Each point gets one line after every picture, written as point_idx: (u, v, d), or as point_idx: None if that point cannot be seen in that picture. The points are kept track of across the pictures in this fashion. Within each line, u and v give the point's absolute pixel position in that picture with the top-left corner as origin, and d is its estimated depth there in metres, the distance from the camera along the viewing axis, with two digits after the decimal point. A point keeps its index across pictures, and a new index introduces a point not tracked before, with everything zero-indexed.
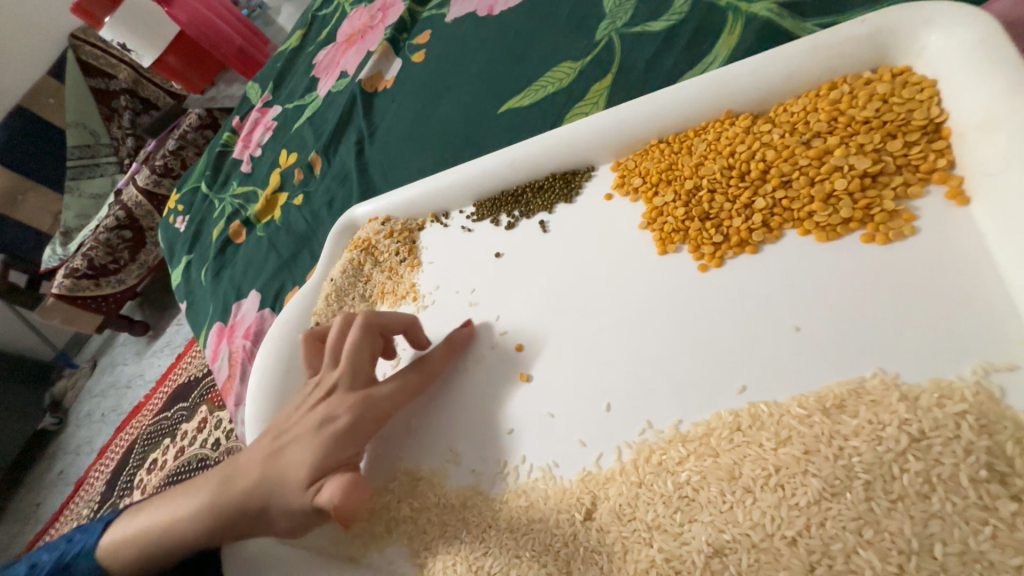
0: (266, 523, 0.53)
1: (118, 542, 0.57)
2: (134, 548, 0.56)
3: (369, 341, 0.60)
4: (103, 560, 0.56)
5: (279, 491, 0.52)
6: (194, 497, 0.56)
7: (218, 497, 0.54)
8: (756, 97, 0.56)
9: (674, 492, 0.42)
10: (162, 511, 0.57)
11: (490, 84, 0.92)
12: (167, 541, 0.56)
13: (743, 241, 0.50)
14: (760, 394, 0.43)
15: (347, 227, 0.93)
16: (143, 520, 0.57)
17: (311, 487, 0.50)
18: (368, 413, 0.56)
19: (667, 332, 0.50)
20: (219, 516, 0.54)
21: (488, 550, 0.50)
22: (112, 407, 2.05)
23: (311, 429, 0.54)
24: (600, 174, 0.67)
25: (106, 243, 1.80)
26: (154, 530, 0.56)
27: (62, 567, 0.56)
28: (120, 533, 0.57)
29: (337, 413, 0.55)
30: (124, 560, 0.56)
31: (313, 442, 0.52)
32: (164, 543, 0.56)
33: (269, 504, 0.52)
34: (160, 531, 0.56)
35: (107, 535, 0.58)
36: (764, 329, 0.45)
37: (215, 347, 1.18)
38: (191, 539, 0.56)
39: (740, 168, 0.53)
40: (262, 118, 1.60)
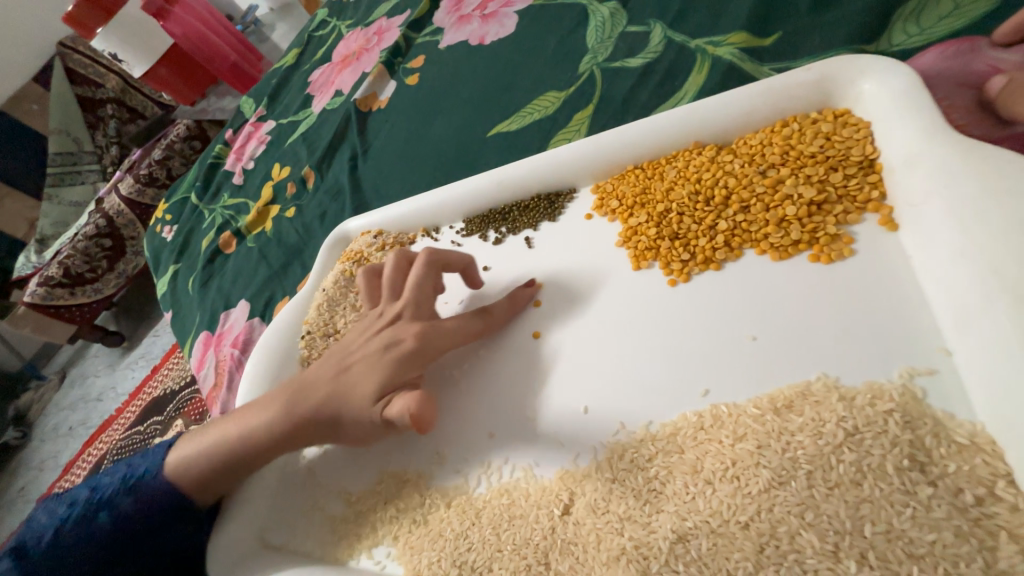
0: (335, 433, 0.60)
1: (189, 458, 0.65)
2: (205, 460, 0.64)
3: (432, 276, 0.64)
4: (176, 472, 0.65)
5: (341, 410, 0.58)
6: (260, 417, 0.62)
7: (298, 412, 0.60)
8: (721, 129, 0.62)
9: (643, 486, 0.46)
10: (232, 426, 0.64)
11: (480, 108, 0.98)
12: (236, 453, 0.63)
13: (707, 259, 0.56)
14: (721, 397, 0.48)
15: (340, 239, 0.96)
16: (210, 438, 0.65)
17: (381, 400, 0.56)
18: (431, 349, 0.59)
19: (641, 340, 0.55)
20: (298, 425, 0.60)
21: (471, 545, 0.52)
22: (80, 420, 1.99)
23: (379, 349, 0.58)
24: (581, 196, 0.73)
25: (84, 251, 1.79)
26: (223, 447, 0.63)
27: (131, 485, 0.65)
28: (189, 449, 0.65)
29: (403, 337, 0.58)
30: (199, 472, 0.64)
31: None
32: (238, 453, 0.63)
33: (333, 418, 0.59)
34: (227, 444, 0.63)
35: (175, 454, 0.66)
36: (724, 338, 0.50)
37: (201, 356, 1.19)
38: (266, 450, 0.62)
39: (705, 194, 0.59)
40: (256, 131, 1.63)
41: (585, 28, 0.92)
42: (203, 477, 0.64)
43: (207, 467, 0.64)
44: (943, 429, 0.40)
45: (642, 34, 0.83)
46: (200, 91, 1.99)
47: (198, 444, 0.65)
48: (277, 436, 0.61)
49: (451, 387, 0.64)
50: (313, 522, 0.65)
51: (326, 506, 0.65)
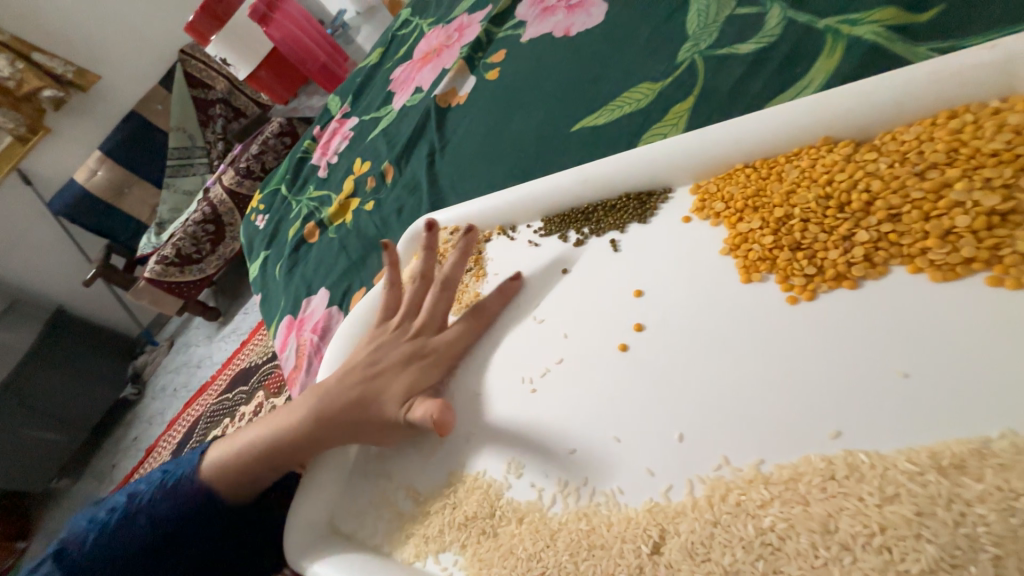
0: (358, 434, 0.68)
1: (228, 460, 0.72)
2: (239, 460, 0.72)
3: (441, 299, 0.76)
4: (214, 476, 0.72)
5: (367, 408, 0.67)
6: (280, 422, 0.71)
7: (319, 422, 0.68)
8: (862, 122, 0.53)
9: (756, 537, 0.40)
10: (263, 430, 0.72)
11: (563, 103, 0.93)
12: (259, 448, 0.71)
13: (840, 275, 0.47)
14: (859, 443, 0.40)
15: (416, 233, 0.97)
16: (241, 442, 0.73)
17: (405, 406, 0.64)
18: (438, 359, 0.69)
19: (751, 363, 0.47)
20: (320, 431, 0.68)
21: (545, 569, 0.49)
22: (182, 384, 2.24)
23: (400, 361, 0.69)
24: (677, 196, 0.66)
25: (193, 235, 2.00)
26: (252, 449, 0.72)
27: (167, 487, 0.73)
28: (223, 453, 0.74)
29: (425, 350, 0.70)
30: (232, 471, 0.72)
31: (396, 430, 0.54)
32: (266, 452, 0.70)
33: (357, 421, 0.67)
34: (266, 443, 0.71)
35: (214, 455, 0.74)
36: (865, 372, 0.42)
37: (284, 338, 1.27)
38: (289, 452, 0.70)
39: (839, 198, 0.50)
40: (341, 128, 1.71)
41: (685, 13, 0.84)
42: (234, 474, 0.72)
43: (238, 468, 0.72)
44: None
45: (755, 17, 0.74)
46: (292, 91, 2.11)
47: (229, 446, 0.74)
48: (302, 439, 0.69)
49: (525, 391, 0.61)
50: (381, 514, 0.65)
51: (393, 502, 0.65)
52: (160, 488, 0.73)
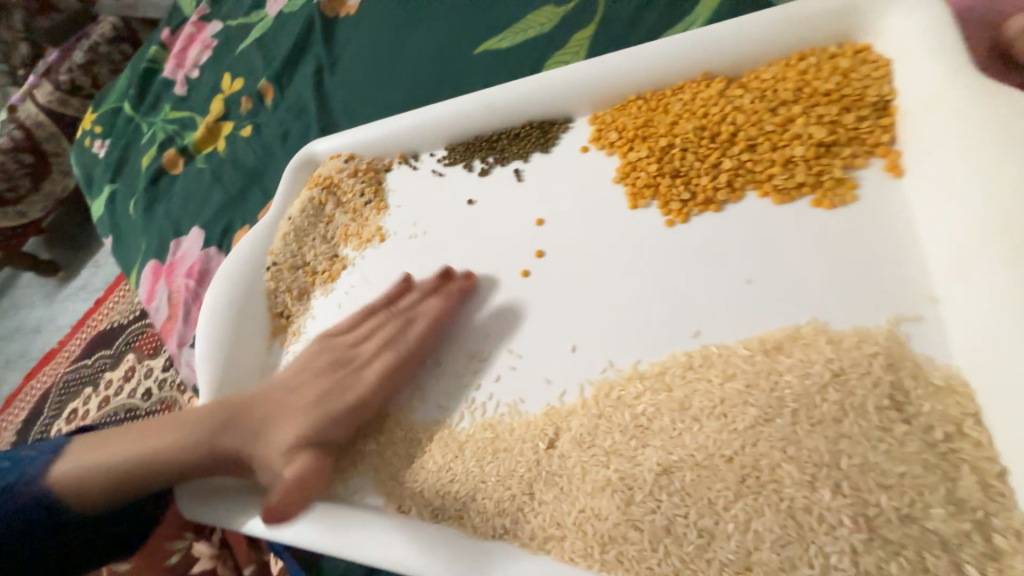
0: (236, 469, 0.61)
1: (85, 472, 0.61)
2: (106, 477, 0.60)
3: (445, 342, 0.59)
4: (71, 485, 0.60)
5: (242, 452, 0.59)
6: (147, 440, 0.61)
7: (215, 438, 0.59)
8: (734, 59, 0.58)
9: (631, 422, 0.47)
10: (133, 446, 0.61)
11: (465, 20, 0.87)
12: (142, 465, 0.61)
13: (708, 199, 0.54)
14: (712, 338, 0.48)
15: (305, 162, 0.87)
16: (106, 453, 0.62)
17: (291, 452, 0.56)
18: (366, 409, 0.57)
19: (634, 279, 0.53)
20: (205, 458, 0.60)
21: (454, 477, 0.52)
22: (17, 352, 1.85)
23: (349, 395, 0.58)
24: (577, 126, 0.67)
25: (1, 168, 1.57)
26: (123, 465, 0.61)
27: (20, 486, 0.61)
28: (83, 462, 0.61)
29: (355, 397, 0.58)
30: (90, 491, 0.60)
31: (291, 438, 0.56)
32: (135, 473, 0.61)
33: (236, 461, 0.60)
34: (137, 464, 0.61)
35: (66, 463, 0.62)
36: (720, 280, 0.50)
37: (151, 287, 1.09)
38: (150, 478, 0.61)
39: (712, 129, 0.55)
40: (199, 33, 1.41)
41: None
42: (93, 495, 0.60)
43: (93, 488, 0.60)
44: (922, 372, 0.41)
45: None
46: None
47: (88, 459, 0.61)
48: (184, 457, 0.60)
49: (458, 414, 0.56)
50: None
51: None
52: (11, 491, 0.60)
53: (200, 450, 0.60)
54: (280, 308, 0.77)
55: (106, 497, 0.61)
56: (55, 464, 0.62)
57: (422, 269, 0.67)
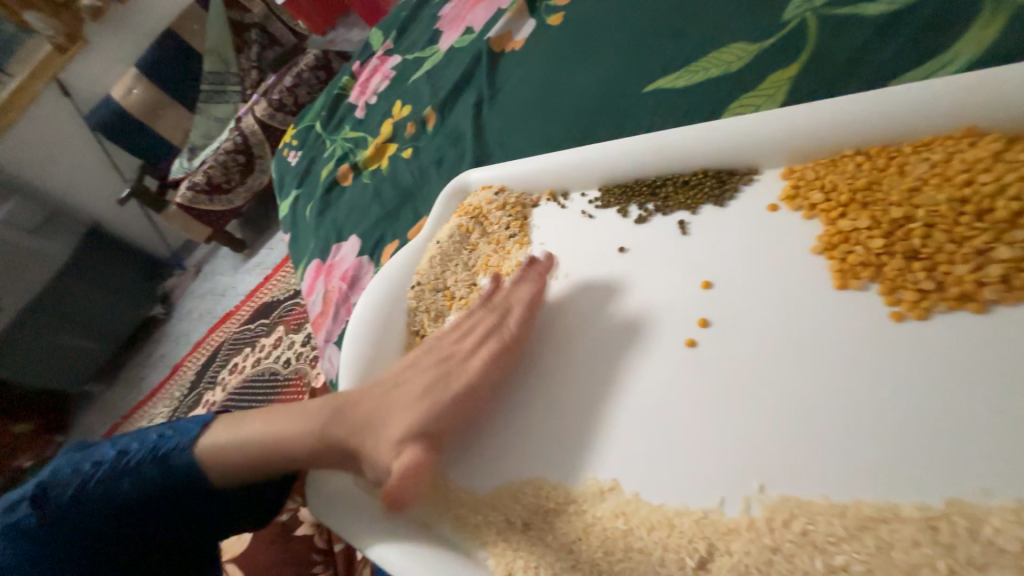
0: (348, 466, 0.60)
1: (225, 448, 0.63)
2: (238, 456, 0.63)
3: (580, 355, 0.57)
4: (210, 460, 0.63)
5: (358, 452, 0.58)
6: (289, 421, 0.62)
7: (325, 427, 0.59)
8: (1020, 115, 0.44)
9: (823, 574, 0.37)
10: (265, 428, 0.63)
11: (637, 58, 0.83)
12: (279, 451, 0.62)
13: (965, 295, 0.41)
14: (963, 489, 0.36)
15: (458, 189, 0.91)
16: (244, 431, 0.64)
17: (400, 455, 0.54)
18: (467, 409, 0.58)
19: (838, 382, 0.42)
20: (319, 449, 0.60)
21: (577, 563, 0.47)
22: (208, 309, 2.30)
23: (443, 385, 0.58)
24: (764, 179, 0.58)
25: (222, 165, 1.98)
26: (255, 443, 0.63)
27: (162, 454, 0.64)
28: (223, 440, 0.64)
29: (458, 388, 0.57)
30: (226, 464, 0.63)
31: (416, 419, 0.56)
32: (269, 453, 0.62)
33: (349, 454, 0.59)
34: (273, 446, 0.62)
35: (209, 438, 0.65)
36: (978, 411, 0.37)
37: (312, 282, 1.25)
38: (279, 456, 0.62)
39: (978, 203, 0.42)
40: (382, 65, 1.61)
41: None
42: (230, 469, 0.63)
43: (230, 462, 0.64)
44: None
45: None
46: (331, 22, 2.01)
47: (241, 426, 0.64)
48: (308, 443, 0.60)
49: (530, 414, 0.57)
50: None
51: None
52: (154, 459, 0.64)
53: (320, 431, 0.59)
54: (417, 326, 0.80)
55: (244, 470, 0.63)
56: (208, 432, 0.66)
57: (556, 310, 0.64)
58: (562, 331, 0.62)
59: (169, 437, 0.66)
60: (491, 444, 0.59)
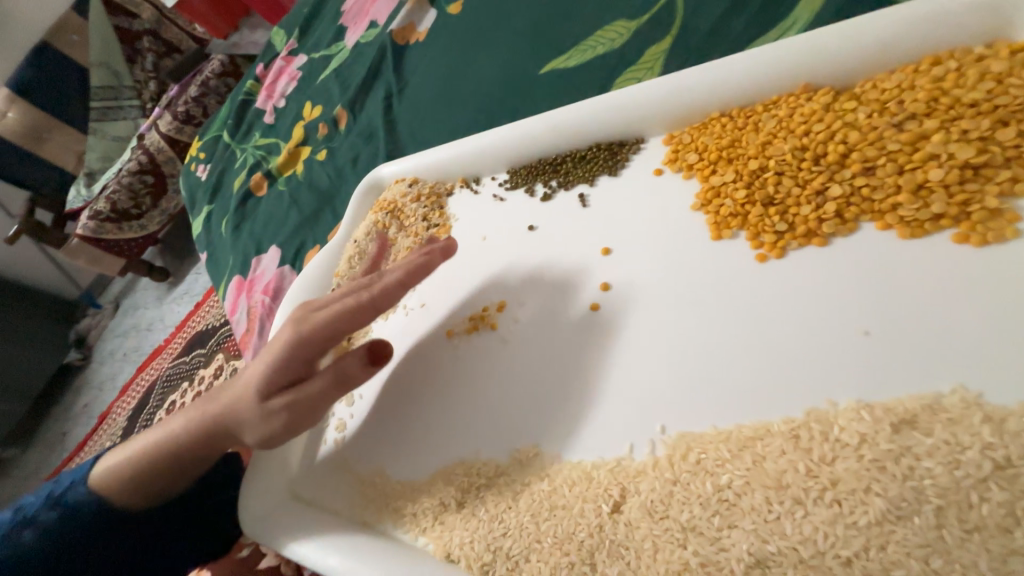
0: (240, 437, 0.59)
1: (115, 470, 0.64)
2: (129, 475, 0.63)
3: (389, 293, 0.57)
4: (103, 487, 0.63)
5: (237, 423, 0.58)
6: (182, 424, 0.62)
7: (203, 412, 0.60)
8: (844, 68, 0.50)
9: (713, 495, 0.40)
10: (155, 437, 0.63)
11: (533, 41, 0.85)
12: (161, 452, 0.62)
13: (811, 231, 0.46)
14: (820, 400, 0.40)
15: (372, 186, 0.89)
16: (135, 448, 0.64)
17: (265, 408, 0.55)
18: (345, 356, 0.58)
19: (717, 324, 0.47)
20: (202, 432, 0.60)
21: (507, 531, 0.49)
22: (133, 347, 2.11)
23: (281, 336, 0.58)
24: (650, 147, 0.62)
25: (129, 188, 1.80)
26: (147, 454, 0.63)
27: (55, 499, 0.64)
28: (116, 462, 0.64)
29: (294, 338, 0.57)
30: (120, 484, 0.63)
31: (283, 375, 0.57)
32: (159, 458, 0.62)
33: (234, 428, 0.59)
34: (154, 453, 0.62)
35: (102, 468, 0.65)
36: (826, 330, 0.42)
37: (234, 301, 1.18)
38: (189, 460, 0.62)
39: (814, 150, 0.48)
40: (287, 66, 1.53)
41: None
42: (125, 488, 0.63)
43: (127, 481, 0.63)
44: None
45: None
46: (233, 24, 1.89)
47: (119, 457, 0.65)
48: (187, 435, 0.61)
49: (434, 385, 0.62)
50: (342, 482, 0.64)
51: (355, 467, 0.64)
52: (49, 505, 0.63)
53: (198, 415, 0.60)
54: None
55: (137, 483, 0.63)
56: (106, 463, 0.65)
57: (474, 295, 0.65)
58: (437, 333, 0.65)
59: (65, 481, 0.66)
60: (420, 426, 0.60)
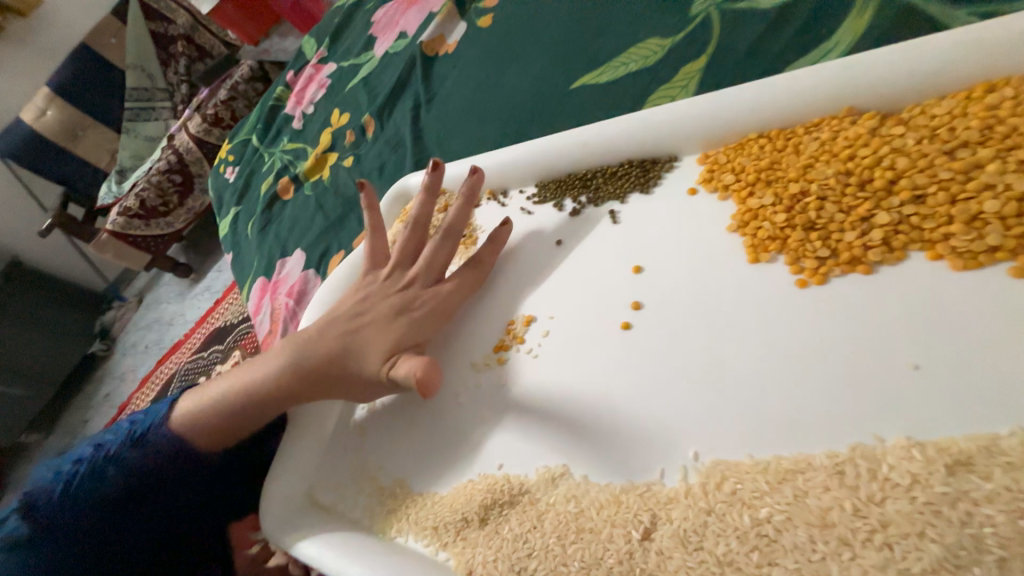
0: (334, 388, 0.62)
1: (195, 413, 0.66)
2: (211, 414, 0.65)
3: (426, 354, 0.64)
4: (182, 428, 0.66)
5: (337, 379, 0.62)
6: (264, 364, 0.65)
7: (298, 363, 0.63)
8: (891, 93, 0.49)
9: (751, 528, 0.39)
10: (235, 380, 0.66)
11: (564, 56, 0.85)
12: (243, 396, 0.65)
13: (855, 259, 0.45)
14: (865, 436, 0.39)
15: (399, 194, 0.90)
16: (211, 395, 0.67)
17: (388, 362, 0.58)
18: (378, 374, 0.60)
19: (754, 349, 0.46)
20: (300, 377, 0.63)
21: (532, 551, 0.48)
22: (155, 340, 2.15)
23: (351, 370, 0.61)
24: (683, 165, 0.61)
25: (157, 185, 1.85)
26: (229, 397, 0.65)
27: (136, 439, 0.66)
28: (195, 403, 0.67)
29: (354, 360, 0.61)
30: (202, 426, 0.65)
31: None
32: (243, 403, 0.65)
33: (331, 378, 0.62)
34: (236, 395, 0.65)
35: (179, 408, 0.67)
36: (871, 362, 0.41)
37: (258, 302, 1.20)
38: (269, 398, 0.64)
39: (859, 176, 0.47)
40: (317, 74, 1.57)
41: None
42: (204, 429, 0.65)
43: (208, 420, 0.65)
44: None
45: None
46: (265, 31, 1.94)
47: (200, 397, 0.67)
48: (279, 381, 0.63)
49: (452, 402, 0.61)
50: (362, 490, 0.63)
51: (375, 476, 0.63)
52: (131, 442, 0.65)
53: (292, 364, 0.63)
54: None
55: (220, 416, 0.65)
56: (174, 409, 0.68)
57: (508, 278, 0.67)
58: (462, 348, 0.65)
59: (143, 420, 0.68)
60: (438, 431, 0.60)
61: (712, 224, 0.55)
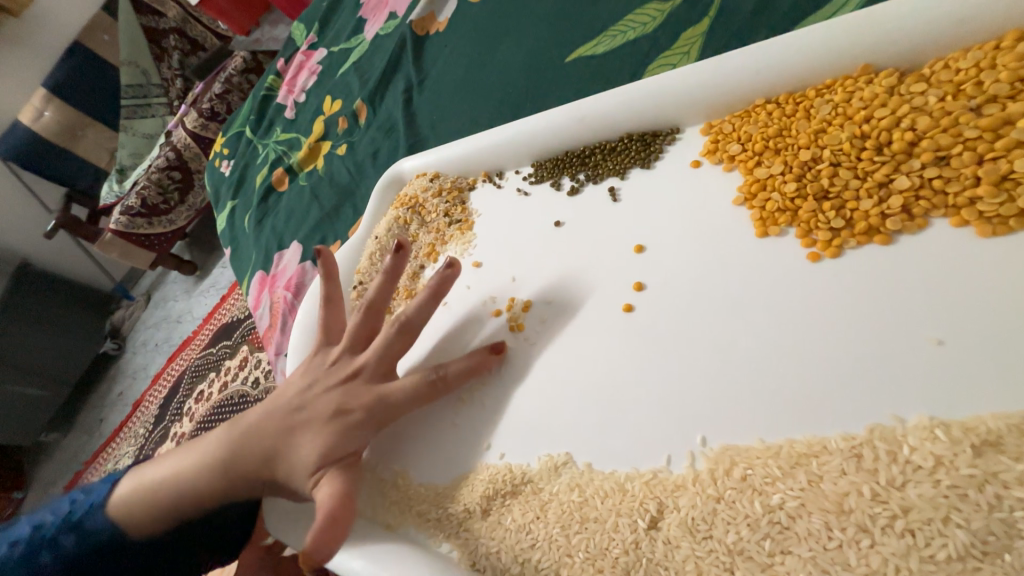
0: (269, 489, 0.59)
1: (129, 502, 0.62)
2: (148, 501, 0.62)
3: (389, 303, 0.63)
4: (117, 517, 0.62)
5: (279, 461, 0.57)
6: (202, 454, 0.61)
7: (229, 465, 0.59)
8: (911, 47, 0.45)
9: (763, 516, 0.38)
10: (168, 468, 0.63)
11: (559, 28, 0.81)
12: (176, 490, 0.61)
13: (871, 228, 0.42)
14: (884, 417, 0.37)
15: (393, 180, 0.87)
16: (146, 479, 0.63)
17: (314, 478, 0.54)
18: (376, 364, 0.58)
19: (763, 327, 0.43)
20: (231, 479, 0.59)
21: (536, 542, 0.47)
22: (163, 338, 2.17)
23: (325, 416, 0.57)
24: (687, 137, 0.58)
25: (158, 183, 1.83)
26: (161, 489, 0.62)
27: (74, 523, 0.63)
28: (130, 490, 0.63)
29: (349, 364, 0.58)
30: (136, 515, 0.62)
31: (319, 393, 0.56)
32: (175, 498, 0.61)
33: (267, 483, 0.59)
34: (169, 488, 0.61)
35: (117, 492, 0.64)
36: (890, 338, 0.38)
37: (257, 296, 1.19)
38: (201, 493, 0.60)
39: (876, 139, 0.43)
40: (307, 60, 1.52)
41: None
42: (139, 519, 0.62)
43: (140, 510, 0.62)
44: None
45: None
46: (254, 19, 1.89)
47: (137, 480, 0.64)
48: (207, 484, 0.60)
49: (452, 399, 0.59)
50: (364, 481, 0.62)
51: (377, 469, 0.62)
52: (69, 528, 0.63)
53: (223, 465, 0.59)
54: None
55: (155, 505, 0.62)
56: (113, 492, 0.65)
57: (510, 271, 0.63)
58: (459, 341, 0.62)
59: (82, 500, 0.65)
60: (438, 425, 0.59)
61: (717, 197, 0.52)
